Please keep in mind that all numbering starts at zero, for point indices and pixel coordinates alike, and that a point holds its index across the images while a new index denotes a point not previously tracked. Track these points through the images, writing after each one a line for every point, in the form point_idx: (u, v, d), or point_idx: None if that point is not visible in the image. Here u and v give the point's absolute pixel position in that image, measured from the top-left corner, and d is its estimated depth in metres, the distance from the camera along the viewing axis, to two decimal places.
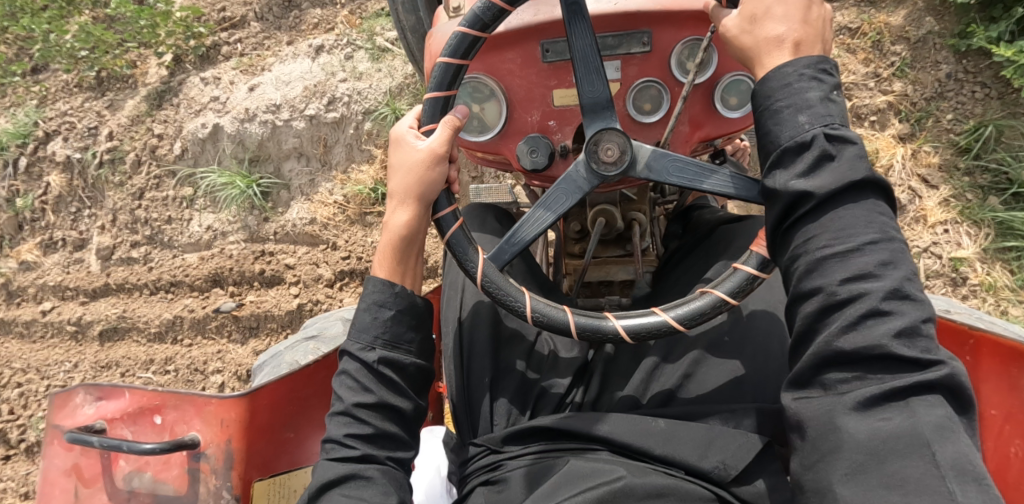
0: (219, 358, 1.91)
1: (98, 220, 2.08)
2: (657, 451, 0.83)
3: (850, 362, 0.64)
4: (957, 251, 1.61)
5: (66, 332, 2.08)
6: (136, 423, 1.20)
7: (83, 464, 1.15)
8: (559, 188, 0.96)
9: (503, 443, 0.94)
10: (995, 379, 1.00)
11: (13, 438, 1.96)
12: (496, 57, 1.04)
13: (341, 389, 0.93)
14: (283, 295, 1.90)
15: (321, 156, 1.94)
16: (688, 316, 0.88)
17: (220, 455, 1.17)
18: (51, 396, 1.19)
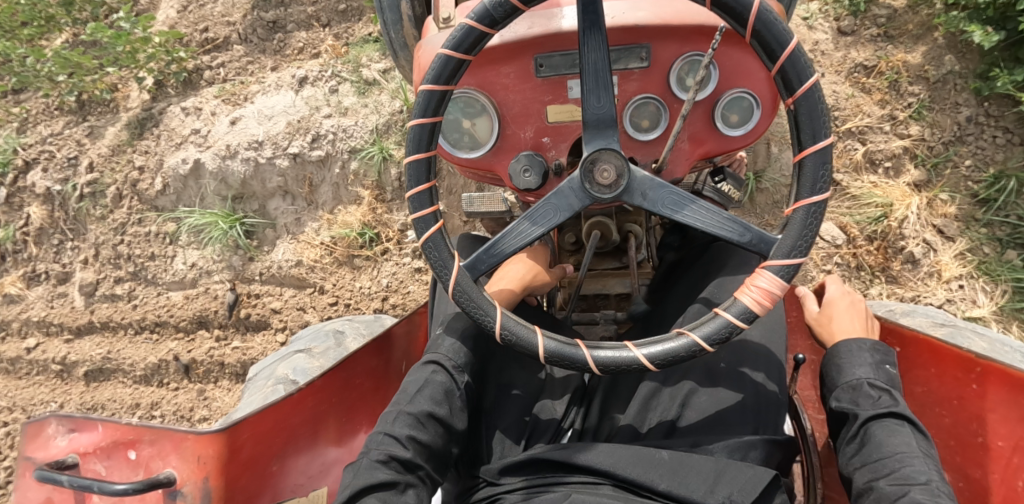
0: (205, 404, 1.83)
1: (81, 254, 2.04)
2: (661, 485, 0.85)
3: None
4: (972, 310, 1.51)
5: (51, 371, 2.02)
6: (110, 457, 1.03)
7: (57, 497, 1.03)
8: (549, 202, 0.90)
9: (501, 475, 0.94)
10: (1004, 408, 0.96)
11: None
12: (490, 71, 0.96)
13: (416, 393, 0.91)
14: (269, 342, 1.83)
15: (307, 195, 1.87)
16: (667, 357, 0.86)
17: (197, 494, 1.00)
18: (23, 426, 1.06)
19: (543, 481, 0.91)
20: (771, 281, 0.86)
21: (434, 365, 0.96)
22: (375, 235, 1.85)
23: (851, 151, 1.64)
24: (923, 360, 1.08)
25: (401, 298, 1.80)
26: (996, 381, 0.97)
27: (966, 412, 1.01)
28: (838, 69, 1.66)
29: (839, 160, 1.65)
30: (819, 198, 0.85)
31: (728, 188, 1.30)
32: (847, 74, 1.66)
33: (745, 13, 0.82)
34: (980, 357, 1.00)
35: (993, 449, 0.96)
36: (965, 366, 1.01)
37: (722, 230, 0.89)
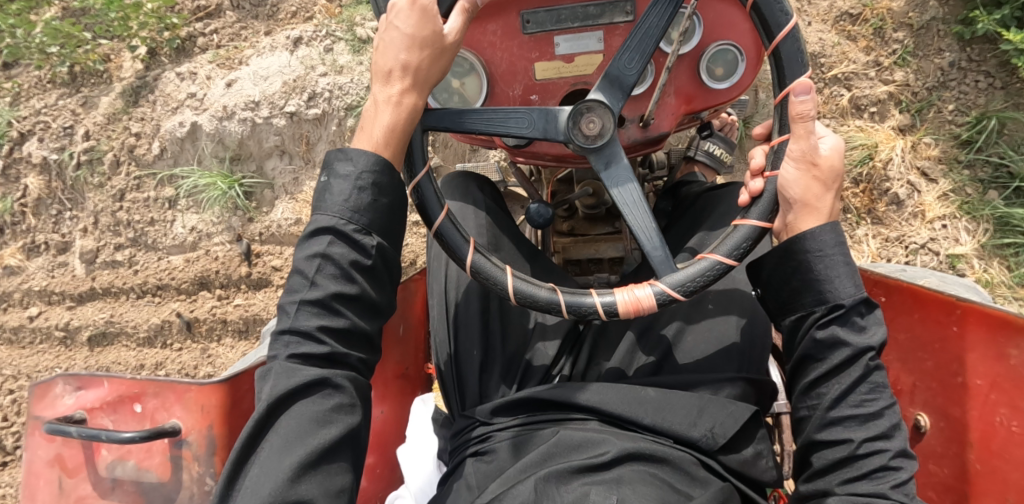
0: (209, 362, 1.82)
1: (82, 223, 2.07)
2: (647, 420, 0.93)
3: (835, 345, 0.87)
4: (955, 247, 1.56)
5: (56, 338, 2.07)
6: (116, 412, 1.22)
7: (68, 453, 1.19)
8: (530, 113, 0.95)
9: (493, 415, 1.02)
10: (983, 348, 1.03)
11: (9, 444, 2.01)
12: (478, 29, 1.03)
13: (316, 275, 0.89)
14: (273, 298, 1.82)
15: (304, 154, 1.87)
16: (528, 296, 0.93)
17: (201, 442, 1.19)
18: (32, 387, 1.24)
19: (534, 417, 0.99)
20: (650, 296, 0.90)
21: (331, 235, 0.90)
22: None
23: (837, 98, 1.68)
24: (906, 305, 1.15)
25: None
26: (976, 320, 1.04)
27: (948, 352, 1.08)
28: (824, 18, 1.70)
29: (826, 106, 1.69)
30: (725, 261, 0.90)
31: (719, 152, 1.52)
32: (834, 23, 1.69)
33: (777, 29, 0.91)
34: (961, 299, 1.06)
35: (972, 388, 1.04)
36: (947, 308, 1.08)
37: (641, 236, 0.97)
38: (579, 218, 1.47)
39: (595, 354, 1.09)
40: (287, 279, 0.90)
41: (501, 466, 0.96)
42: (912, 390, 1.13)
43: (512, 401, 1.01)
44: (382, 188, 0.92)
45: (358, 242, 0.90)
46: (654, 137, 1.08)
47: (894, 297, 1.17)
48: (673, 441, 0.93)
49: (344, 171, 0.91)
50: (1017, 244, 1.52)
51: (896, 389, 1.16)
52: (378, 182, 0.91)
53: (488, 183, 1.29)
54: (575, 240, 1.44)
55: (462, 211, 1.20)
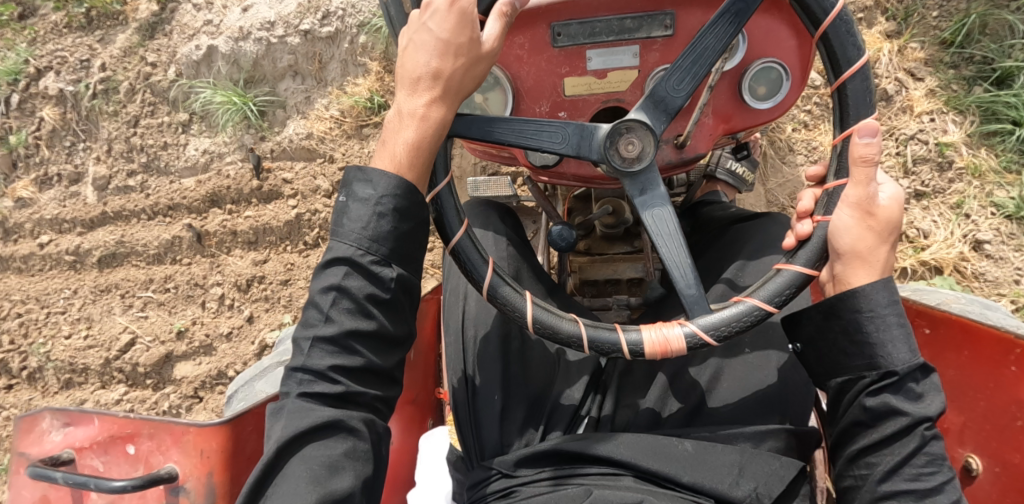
0: (218, 271, 1.80)
1: (95, 153, 2.12)
2: (685, 478, 0.96)
3: (888, 416, 0.88)
4: (944, 136, 1.62)
5: (65, 263, 2.08)
6: (106, 453, 1.16)
7: (54, 494, 1.16)
8: (564, 129, 0.98)
9: (517, 467, 1.04)
10: None
11: (15, 366, 2.02)
12: (507, 43, 1.07)
13: (331, 308, 0.91)
14: (282, 209, 1.80)
15: (316, 73, 1.92)
16: (550, 329, 0.96)
17: (201, 490, 1.14)
18: (16, 421, 1.16)
19: (565, 471, 1.01)
20: (679, 336, 0.93)
21: (346, 266, 0.91)
22: (383, 103, 1.88)
23: None
24: (955, 342, 1.15)
25: None
26: None
27: (1001, 392, 1.07)
28: None
29: None
30: (764, 306, 0.93)
31: (740, 171, 1.68)
32: None
33: (844, 61, 0.92)
34: (1020, 338, 1.05)
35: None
36: (1005, 348, 1.07)
37: (674, 269, 1.00)
38: (595, 237, 1.56)
39: (621, 399, 1.15)
40: (303, 313, 0.92)
41: None
42: (962, 428, 1.11)
43: (544, 451, 1.03)
44: (403, 216, 0.92)
45: (376, 275, 0.91)
46: (691, 157, 1.14)
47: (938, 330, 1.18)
48: (712, 500, 0.96)
49: (365, 193, 0.92)
50: (1003, 132, 1.59)
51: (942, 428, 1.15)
52: (399, 208, 0.92)
53: (509, 215, 1.37)
54: (593, 261, 1.51)
55: (490, 241, 1.25)
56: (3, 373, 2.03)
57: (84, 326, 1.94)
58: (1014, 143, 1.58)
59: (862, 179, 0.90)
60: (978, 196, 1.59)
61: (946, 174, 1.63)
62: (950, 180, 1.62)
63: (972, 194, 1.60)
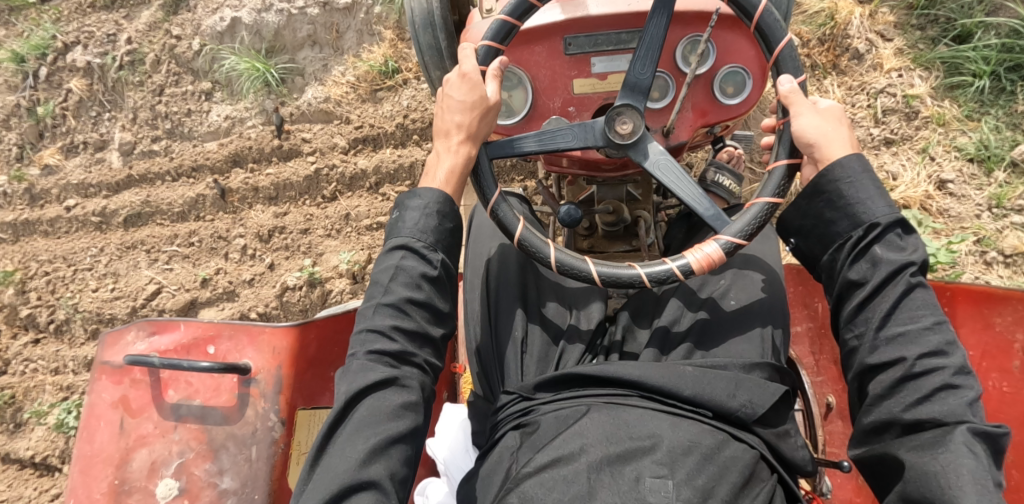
0: (240, 224, 1.92)
1: (120, 121, 2.24)
2: (688, 392, 0.97)
3: (884, 267, 0.94)
4: (911, 89, 1.67)
5: (91, 224, 2.19)
6: (188, 353, 1.36)
7: (135, 393, 1.32)
8: (573, 129, 1.12)
9: (535, 391, 1.05)
10: (971, 321, 1.35)
11: (42, 321, 2.12)
12: (525, 49, 1.22)
13: (393, 282, 1.02)
14: (301, 165, 1.92)
15: (333, 42, 2.06)
16: (569, 267, 1.08)
17: (270, 380, 1.33)
18: (104, 336, 1.38)
19: (573, 393, 1.01)
20: (717, 248, 1.06)
21: (403, 251, 1.04)
22: (396, 68, 2.00)
23: None
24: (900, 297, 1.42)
25: (422, 114, 1.89)
26: (963, 299, 1.35)
27: (943, 328, 1.37)
28: None
29: None
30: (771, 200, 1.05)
31: (728, 182, 1.49)
32: None
33: (774, 45, 1.06)
34: (952, 284, 1.36)
35: (968, 358, 1.35)
36: (939, 292, 1.38)
37: (692, 201, 1.12)
38: (598, 236, 1.53)
39: (628, 329, 1.16)
40: (367, 287, 1.04)
41: (543, 435, 0.97)
42: None
43: (554, 376, 1.03)
44: (445, 214, 1.06)
45: (426, 258, 1.04)
46: (674, 145, 1.25)
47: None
48: (713, 415, 0.97)
49: (420, 194, 1.07)
50: (966, 84, 1.66)
51: None
52: (445, 209, 1.06)
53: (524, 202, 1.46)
54: (593, 257, 1.51)
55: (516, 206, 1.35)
56: (32, 328, 2.14)
57: (111, 280, 2.05)
58: (974, 94, 1.65)
59: (789, 103, 1.04)
60: (942, 144, 1.64)
61: (913, 124, 1.67)
62: (917, 129, 1.66)
63: (936, 142, 1.64)
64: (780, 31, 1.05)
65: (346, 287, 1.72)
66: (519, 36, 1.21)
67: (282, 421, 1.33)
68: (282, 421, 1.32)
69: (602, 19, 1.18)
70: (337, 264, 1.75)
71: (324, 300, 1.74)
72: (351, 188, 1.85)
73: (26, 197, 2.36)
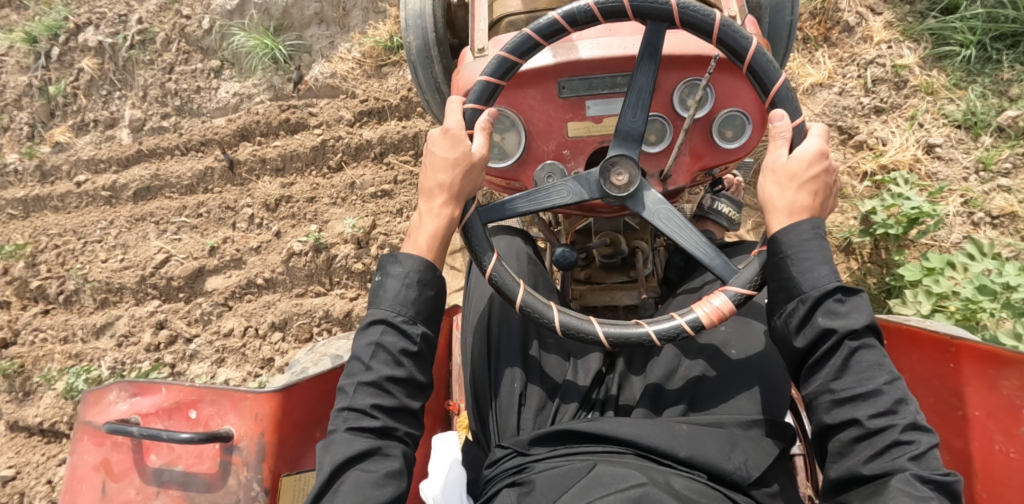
0: (248, 195, 1.96)
1: (130, 99, 2.29)
2: (682, 453, 0.97)
3: (823, 340, 0.90)
4: (899, 60, 1.71)
5: (101, 198, 2.23)
6: (170, 417, 1.26)
7: (114, 458, 1.23)
8: (566, 184, 1.13)
9: (530, 446, 1.06)
10: (977, 380, 1.10)
11: (53, 291, 2.16)
12: (519, 93, 1.20)
13: (372, 360, 1.01)
14: (308, 137, 1.96)
15: (340, 20, 2.12)
16: (575, 330, 1.05)
17: (253, 448, 1.22)
18: (86, 395, 1.29)
19: (573, 450, 1.02)
20: (726, 302, 1.04)
21: (383, 325, 1.04)
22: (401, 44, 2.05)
23: None
24: (906, 346, 1.21)
25: None
26: (970, 357, 1.11)
27: (943, 387, 1.14)
28: None
29: None
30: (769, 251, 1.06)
31: (728, 210, 1.62)
32: None
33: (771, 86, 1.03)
34: (956, 338, 1.13)
35: (971, 419, 1.10)
36: (941, 347, 1.15)
37: (695, 250, 1.11)
38: (595, 266, 1.54)
39: (624, 377, 1.16)
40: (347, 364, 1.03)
41: (539, 493, 0.96)
42: None
43: (550, 432, 1.05)
44: (424, 283, 1.06)
45: (405, 331, 1.04)
46: (671, 190, 1.24)
47: (896, 340, 1.21)
48: (707, 478, 0.96)
49: (396, 270, 1.06)
50: (954, 52, 1.68)
51: None
52: (421, 279, 1.06)
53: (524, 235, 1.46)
54: (592, 287, 1.51)
55: (515, 251, 1.34)
56: (42, 299, 2.19)
57: (121, 251, 2.09)
58: (962, 62, 1.67)
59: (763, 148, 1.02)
60: (929, 111, 1.66)
61: (902, 92, 1.70)
62: (906, 97, 1.69)
63: (925, 109, 1.67)
64: (774, 70, 1.02)
65: (350, 252, 1.76)
66: (513, 80, 1.19)
67: (266, 490, 1.22)
68: (266, 489, 1.21)
69: (597, 63, 1.15)
70: (342, 230, 1.79)
71: (328, 265, 1.77)
72: (357, 159, 1.89)
73: (37, 173, 2.41)
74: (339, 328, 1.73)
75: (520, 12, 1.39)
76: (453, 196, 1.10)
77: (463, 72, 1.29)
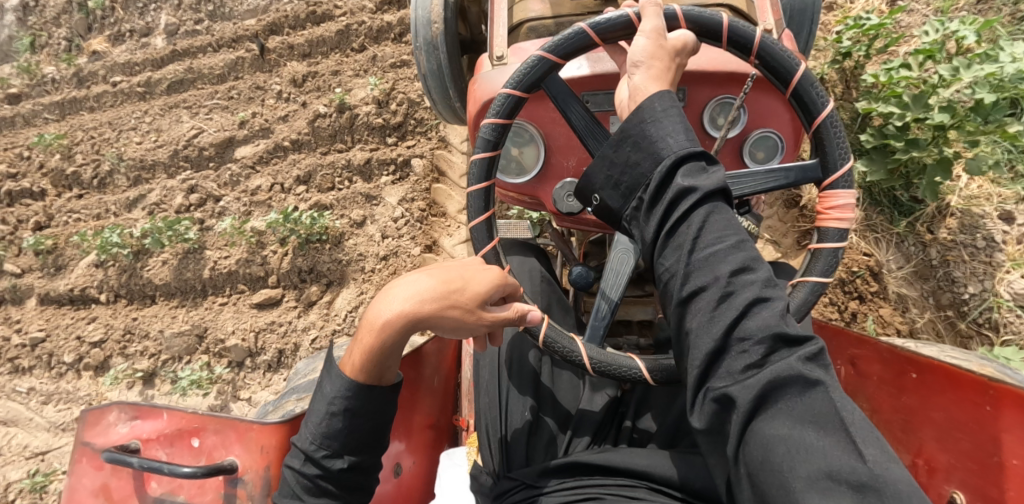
0: (277, 77, 2.14)
1: (166, 8, 2.47)
2: (694, 485, 1.00)
3: (682, 204, 0.83)
4: None
5: (136, 95, 2.39)
6: (172, 445, 1.21)
7: (114, 483, 1.19)
8: (618, 255, 1.01)
9: (542, 478, 1.08)
10: (1017, 430, 1.01)
11: (88, 176, 2.30)
12: (541, 106, 1.11)
13: (302, 487, 0.95)
14: (331, 26, 2.12)
15: None
16: (617, 368, 1.00)
17: (257, 482, 1.17)
18: (85, 413, 1.23)
19: (581, 482, 1.05)
20: None
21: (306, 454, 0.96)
22: None
23: None
24: (942, 386, 1.11)
25: None
26: (1011, 403, 1.02)
27: (981, 434, 1.05)
28: None
29: None
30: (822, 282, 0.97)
31: None
32: None
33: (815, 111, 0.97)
34: (995, 381, 1.05)
35: (1008, 468, 1.01)
36: (980, 390, 1.06)
37: None
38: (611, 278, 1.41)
39: (640, 406, 1.17)
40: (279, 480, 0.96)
41: None
42: (949, 469, 1.09)
43: (564, 465, 1.07)
44: (354, 411, 0.94)
45: (325, 465, 0.94)
46: None
47: (928, 375, 1.13)
48: None
49: (325, 390, 0.96)
50: None
51: (929, 468, 1.12)
52: (350, 407, 0.95)
53: (541, 252, 1.37)
54: (603, 300, 1.39)
55: (530, 272, 1.26)
56: (77, 185, 2.33)
57: (155, 135, 2.24)
58: None
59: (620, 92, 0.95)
60: None
61: None
62: None
63: None
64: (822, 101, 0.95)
65: (371, 109, 1.92)
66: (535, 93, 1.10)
67: None
68: None
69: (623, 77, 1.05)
70: (364, 94, 1.95)
71: (351, 124, 1.93)
72: (378, 40, 2.08)
73: (74, 81, 2.57)
74: (359, 177, 1.89)
75: (543, 17, 1.29)
76: (423, 304, 0.90)
77: (480, 81, 1.17)
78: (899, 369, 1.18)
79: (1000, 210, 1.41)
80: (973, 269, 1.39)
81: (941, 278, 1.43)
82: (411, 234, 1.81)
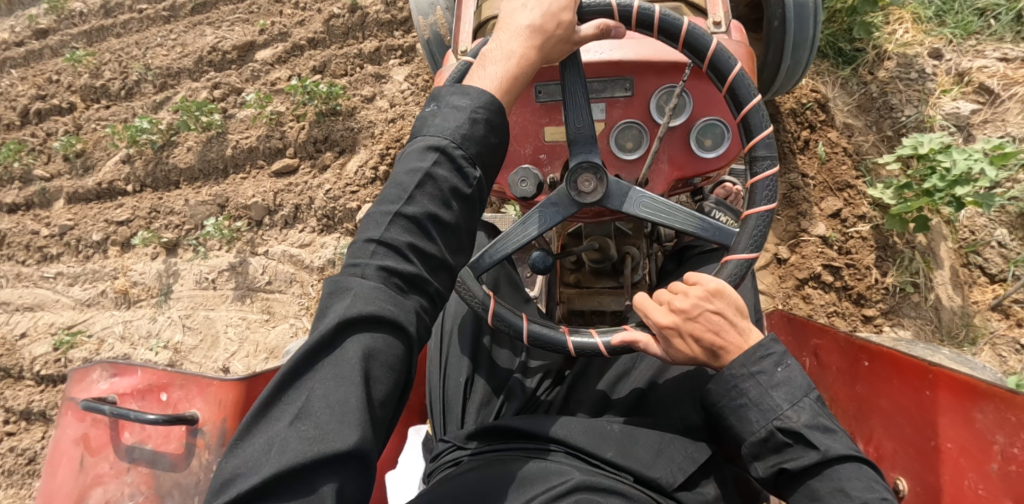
0: None
1: None
2: (607, 454, 0.96)
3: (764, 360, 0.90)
4: None
5: (160, 18, 2.60)
6: (144, 398, 1.31)
7: (93, 433, 1.27)
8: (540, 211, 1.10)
9: (467, 440, 1.09)
10: (952, 412, 1.07)
11: (116, 88, 2.49)
12: None
13: (415, 189, 0.84)
14: None
15: None
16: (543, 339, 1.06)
17: (215, 432, 1.27)
18: (72, 371, 1.36)
19: (500, 447, 1.04)
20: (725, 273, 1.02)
21: (434, 161, 0.86)
22: None
23: None
24: (890, 374, 1.19)
25: None
26: (947, 386, 1.08)
27: (920, 418, 1.12)
28: None
29: None
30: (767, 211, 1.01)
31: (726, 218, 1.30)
32: None
33: (727, 73, 1.02)
34: (933, 365, 1.11)
35: (944, 451, 1.07)
36: (920, 374, 1.13)
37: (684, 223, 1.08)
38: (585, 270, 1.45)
39: (577, 379, 1.20)
40: (385, 189, 0.85)
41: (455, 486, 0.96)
42: (894, 455, 1.16)
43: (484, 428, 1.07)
44: (479, 132, 0.88)
45: (462, 172, 0.87)
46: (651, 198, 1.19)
47: (876, 362, 1.21)
48: (632, 480, 0.94)
49: (463, 103, 0.89)
50: None
51: (879, 454, 1.20)
52: (489, 123, 0.89)
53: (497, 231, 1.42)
54: (581, 291, 1.43)
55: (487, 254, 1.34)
56: (105, 98, 2.52)
57: (180, 48, 2.45)
58: None
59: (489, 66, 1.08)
60: None
61: None
62: None
63: None
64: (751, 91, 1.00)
65: (380, 7, 2.13)
66: None
67: None
68: None
69: None
70: None
71: (361, 21, 2.14)
72: None
73: (100, 12, 2.77)
74: (370, 63, 2.12)
75: None
76: (530, 36, 0.95)
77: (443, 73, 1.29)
78: (854, 358, 1.26)
79: (930, 49, 1.73)
80: (908, 97, 1.71)
81: (880, 108, 1.74)
82: (415, 100, 2.02)
